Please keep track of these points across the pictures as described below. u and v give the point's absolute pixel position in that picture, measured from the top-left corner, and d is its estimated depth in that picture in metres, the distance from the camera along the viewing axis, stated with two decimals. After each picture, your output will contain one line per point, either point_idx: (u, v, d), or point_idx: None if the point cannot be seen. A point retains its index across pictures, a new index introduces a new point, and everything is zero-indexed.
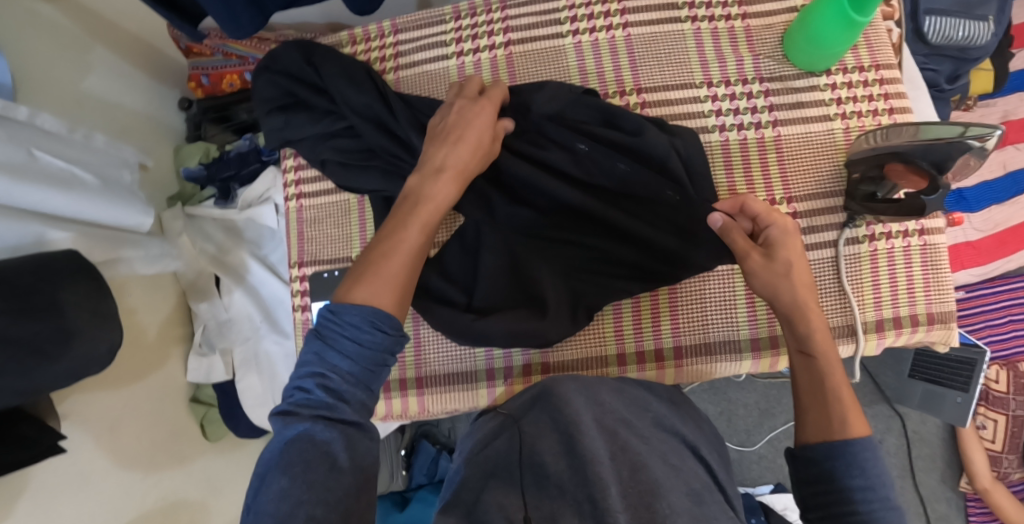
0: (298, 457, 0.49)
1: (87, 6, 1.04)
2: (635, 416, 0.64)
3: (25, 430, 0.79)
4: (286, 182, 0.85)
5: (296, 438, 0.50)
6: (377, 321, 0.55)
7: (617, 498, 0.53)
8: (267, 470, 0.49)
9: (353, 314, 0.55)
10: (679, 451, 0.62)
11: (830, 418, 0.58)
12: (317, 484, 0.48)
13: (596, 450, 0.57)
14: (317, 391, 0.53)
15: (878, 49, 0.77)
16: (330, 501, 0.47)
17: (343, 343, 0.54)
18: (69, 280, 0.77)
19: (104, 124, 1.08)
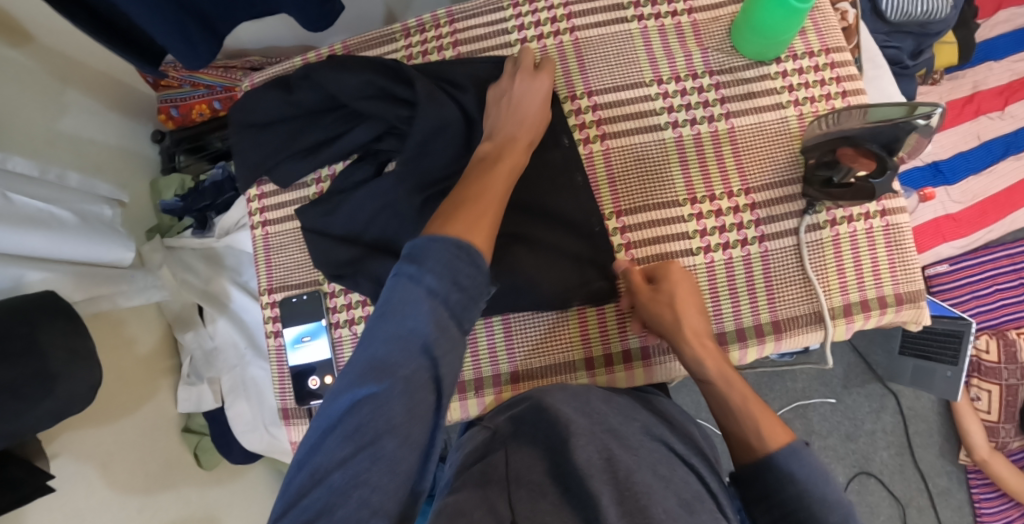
0: (371, 419, 0.46)
1: (55, 48, 1.05)
2: (622, 424, 0.64)
3: (14, 471, 0.79)
4: (251, 213, 0.86)
5: (372, 398, 0.47)
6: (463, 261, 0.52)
7: (611, 506, 0.53)
8: (340, 417, 0.47)
9: (437, 258, 0.51)
10: (668, 459, 0.62)
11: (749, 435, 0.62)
12: (383, 462, 0.45)
13: (586, 458, 0.58)
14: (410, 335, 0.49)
15: (827, 33, 0.77)
16: (392, 485, 0.45)
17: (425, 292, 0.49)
18: (48, 322, 0.78)
19: (79, 162, 1.09)
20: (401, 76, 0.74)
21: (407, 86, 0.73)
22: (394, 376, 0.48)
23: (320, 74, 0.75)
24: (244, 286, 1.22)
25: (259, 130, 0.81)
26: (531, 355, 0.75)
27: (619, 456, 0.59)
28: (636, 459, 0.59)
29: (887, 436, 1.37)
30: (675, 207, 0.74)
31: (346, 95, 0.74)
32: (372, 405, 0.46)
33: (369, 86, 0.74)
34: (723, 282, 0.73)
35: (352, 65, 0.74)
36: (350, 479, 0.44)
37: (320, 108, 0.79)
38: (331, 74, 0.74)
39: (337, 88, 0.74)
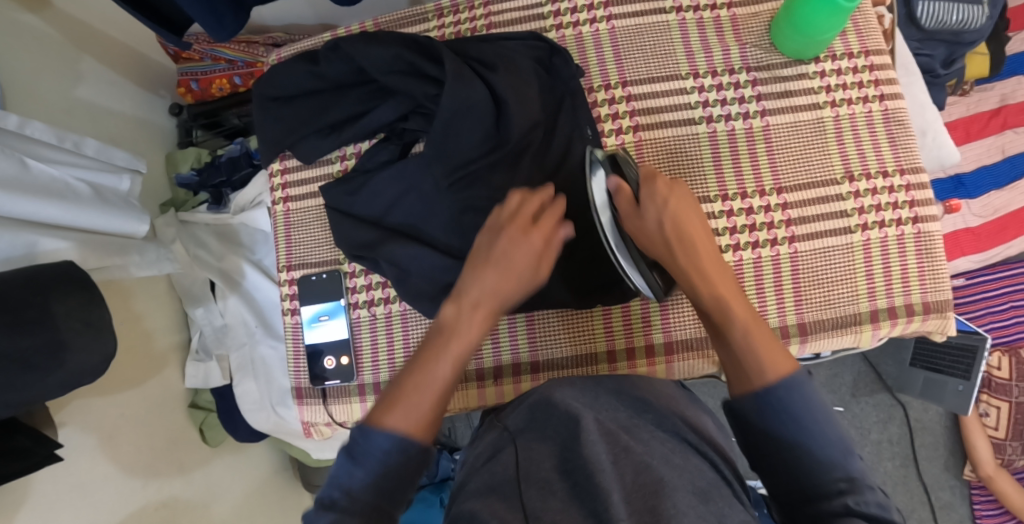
0: None
1: (73, 15, 1.04)
2: (636, 419, 0.64)
3: (22, 440, 0.78)
4: (273, 188, 0.85)
5: None
6: (406, 444, 0.49)
7: (620, 505, 0.51)
8: None
9: (376, 447, 0.48)
10: (682, 449, 0.61)
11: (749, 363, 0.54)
12: None
13: (599, 454, 0.56)
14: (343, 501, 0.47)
15: (868, 35, 0.76)
16: None
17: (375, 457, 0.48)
18: (63, 290, 0.77)
19: (96, 131, 1.08)
20: (430, 52, 0.73)
21: (436, 63, 0.72)
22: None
23: (350, 45, 0.73)
24: (258, 264, 1.21)
25: (283, 104, 0.80)
26: (550, 346, 0.74)
27: (635, 450, 0.58)
28: (649, 454, 0.58)
29: (892, 447, 1.36)
30: (706, 203, 0.73)
31: (375, 69, 0.73)
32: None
33: (400, 60, 0.72)
34: (750, 280, 0.72)
35: (383, 38, 0.73)
36: None
37: (344, 81, 0.78)
38: (361, 48, 0.72)
39: (366, 61, 0.72)
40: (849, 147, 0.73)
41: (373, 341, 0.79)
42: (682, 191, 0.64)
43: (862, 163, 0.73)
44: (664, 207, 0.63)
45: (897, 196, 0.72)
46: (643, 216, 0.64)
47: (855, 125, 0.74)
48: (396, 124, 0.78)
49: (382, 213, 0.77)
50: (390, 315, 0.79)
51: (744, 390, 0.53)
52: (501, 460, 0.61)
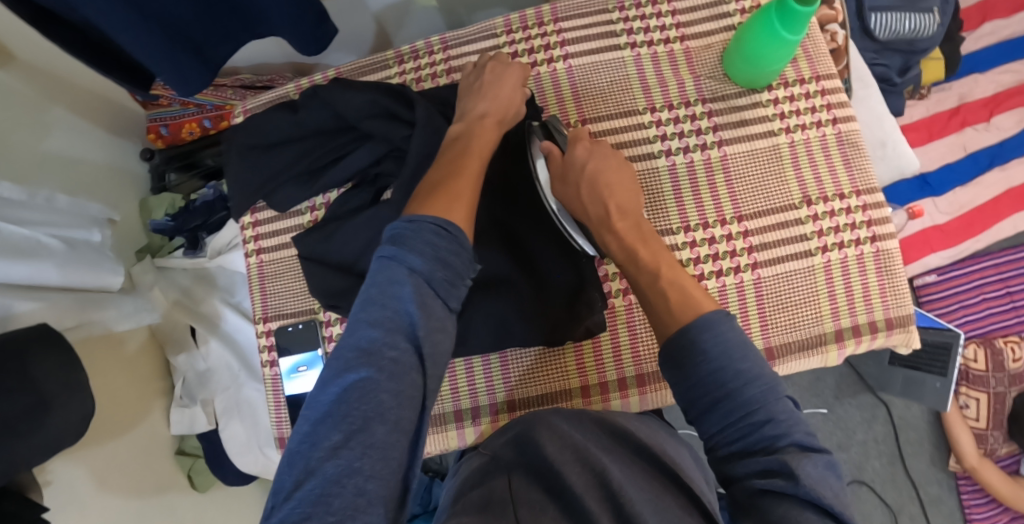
0: (360, 399, 0.44)
1: (39, 68, 1.03)
2: (607, 448, 0.65)
3: (6, 506, 0.78)
4: (245, 240, 0.85)
5: (359, 379, 0.45)
6: (449, 229, 0.53)
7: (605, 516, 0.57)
8: (330, 405, 0.44)
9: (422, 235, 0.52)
10: (659, 478, 0.63)
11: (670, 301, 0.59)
12: (372, 453, 0.43)
13: (580, 484, 0.59)
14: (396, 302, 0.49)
15: (818, 60, 0.78)
16: (382, 473, 0.43)
17: (421, 248, 0.51)
18: (41, 354, 0.77)
19: (66, 182, 1.08)
20: (405, 98, 0.75)
21: (410, 108, 0.74)
22: (382, 360, 0.46)
23: (328, 91, 0.75)
24: (238, 306, 1.21)
25: (261, 151, 0.80)
26: (526, 384, 0.75)
27: (615, 477, 0.60)
28: (630, 484, 0.60)
29: (878, 445, 1.39)
30: (669, 235, 0.74)
31: (353, 115, 0.74)
32: (362, 388, 0.44)
33: (378, 106, 0.74)
34: None
35: (361, 86, 0.75)
36: (342, 471, 0.41)
37: (323, 126, 0.78)
38: (339, 93, 0.74)
39: (344, 106, 0.74)
40: (806, 173, 0.75)
41: None
42: (604, 152, 0.71)
43: (818, 187, 0.75)
44: (583, 173, 0.69)
45: (854, 217, 0.74)
46: (568, 180, 0.69)
47: (810, 150, 0.76)
48: (369, 170, 0.78)
49: (354, 257, 0.76)
50: None
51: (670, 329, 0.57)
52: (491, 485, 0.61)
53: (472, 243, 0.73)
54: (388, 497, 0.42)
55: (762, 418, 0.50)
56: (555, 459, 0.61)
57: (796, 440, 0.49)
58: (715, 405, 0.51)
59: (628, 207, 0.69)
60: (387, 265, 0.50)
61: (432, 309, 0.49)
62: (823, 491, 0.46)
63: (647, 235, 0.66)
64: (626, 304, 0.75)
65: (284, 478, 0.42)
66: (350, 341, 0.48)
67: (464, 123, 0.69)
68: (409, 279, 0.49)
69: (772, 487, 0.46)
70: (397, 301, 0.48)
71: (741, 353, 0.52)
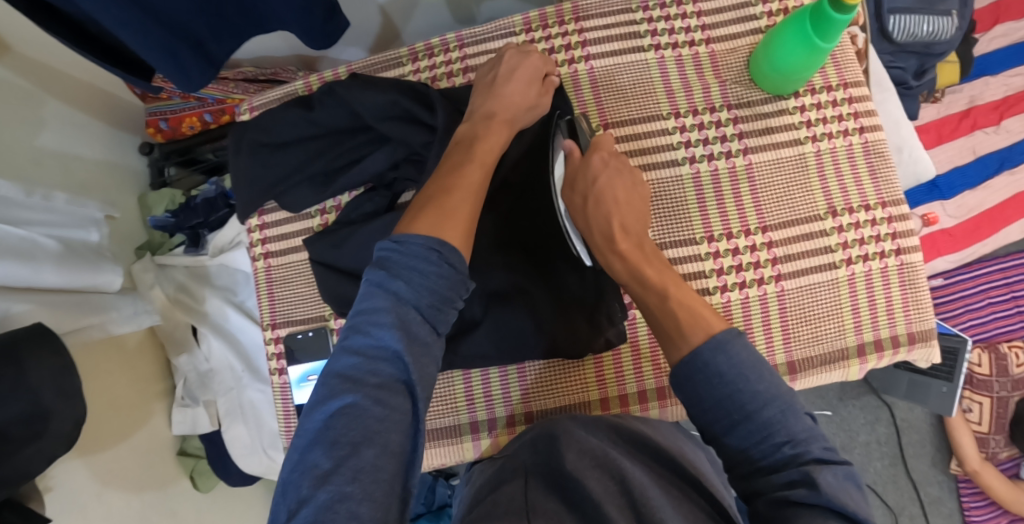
0: (346, 428, 0.43)
1: (34, 59, 0.99)
2: (637, 452, 0.64)
3: (8, 517, 0.76)
4: (252, 243, 0.83)
5: (344, 407, 0.44)
6: (443, 252, 0.50)
7: None
8: (313, 437, 0.43)
9: (410, 260, 0.49)
10: (684, 488, 0.60)
11: (672, 321, 0.56)
12: (363, 476, 0.41)
13: (597, 487, 0.56)
14: (380, 331, 0.46)
15: (845, 67, 0.76)
16: (375, 496, 0.41)
17: (412, 273, 0.48)
18: (39, 361, 0.74)
19: (62, 179, 1.04)
20: (425, 99, 0.71)
21: (432, 111, 0.71)
22: (366, 384, 0.45)
23: (344, 89, 0.71)
24: (239, 306, 1.18)
25: (270, 150, 0.77)
26: (544, 396, 0.74)
27: (634, 478, 0.57)
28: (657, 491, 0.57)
29: (881, 447, 1.39)
30: (692, 245, 0.73)
31: (371, 115, 0.71)
32: (347, 415, 0.43)
33: (395, 107, 0.71)
34: (739, 321, 0.72)
35: (379, 85, 0.71)
36: (334, 497, 0.40)
37: (334, 124, 0.74)
38: (356, 92, 0.71)
39: (363, 107, 0.70)
40: (831, 184, 0.74)
41: None
42: (621, 165, 0.67)
43: (844, 198, 0.73)
44: (593, 184, 0.65)
45: (879, 229, 0.73)
46: (575, 189, 0.66)
47: (836, 159, 0.74)
48: (384, 173, 0.75)
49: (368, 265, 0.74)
50: None
51: (681, 353, 0.53)
52: (504, 493, 0.58)
53: (490, 253, 0.72)
54: (384, 519, 0.41)
55: (782, 437, 0.48)
56: (571, 462, 0.59)
57: (815, 454, 0.47)
58: (733, 426, 0.49)
59: (632, 227, 0.65)
60: (372, 291, 0.47)
61: (416, 336, 0.47)
62: (845, 500, 0.44)
63: (652, 256, 0.62)
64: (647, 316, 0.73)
65: (278, 504, 0.41)
66: (332, 367, 0.47)
67: (470, 125, 0.66)
68: (393, 306, 0.47)
69: (796, 499, 0.45)
70: (381, 329, 0.46)
71: (756, 372, 0.50)
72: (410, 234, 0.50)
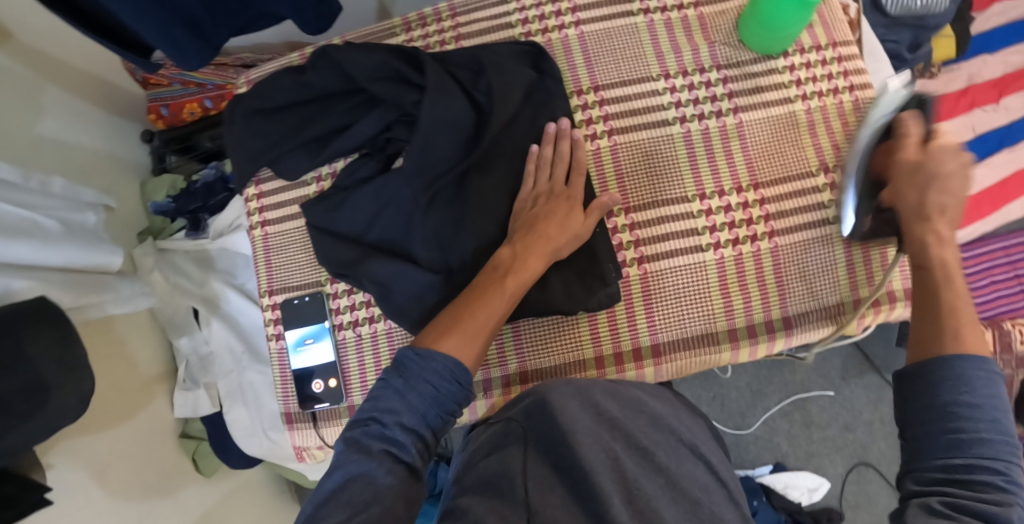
0: (358, 494, 0.49)
1: (33, 46, 1.01)
2: (629, 418, 0.65)
3: (9, 488, 0.77)
4: (249, 211, 0.83)
5: (359, 477, 0.51)
6: (456, 374, 0.57)
7: (621, 508, 0.54)
8: (329, 495, 0.50)
9: (426, 373, 0.56)
10: (674, 453, 0.63)
11: (944, 329, 0.60)
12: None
13: (594, 454, 0.58)
14: (392, 427, 0.54)
15: (834, 27, 0.77)
16: None
17: (426, 382, 0.56)
18: (37, 331, 0.75)
19: (65, 165, 1.06)
20: (416, 61, 0.73)
21: (421, 72, 0.72)
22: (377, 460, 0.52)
23: (338, 51, 0.72)
24: (240, 288, 1.19)
25: (265, 117, 0.78)
26: (539, 354, 0.74)
27: (625, 457, 0.60)
28: (644, 461, 0.60)
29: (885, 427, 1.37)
30: (685, 204, 0.73)
31: (364, 77, 0.72)
32: (361, 481, 0.50)
33: (386, 68, 0.72)
34: (733, 277, 0.72)
35: (370, 47, 0.72)
36: None
37: (327, 89, 0.75)
38: (349, 54, 0.72)
39: (355, 68, 0.71)
40: (822, 140, 0.74)
41: (361, 362, 0.77)
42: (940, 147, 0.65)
43: (835, 155, 0.74)
44: (922, 173, 0.65)
45: None
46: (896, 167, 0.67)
47: (827, 117, 0.75)
48: (378, 136, 0.76)
49: (362, 229, 0.75)
50: (375, 334, 0.76)
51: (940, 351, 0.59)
52: (502, 455, 0.60)
53: (485, 213, 0.72)
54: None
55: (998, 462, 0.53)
56: (574, 429, 0.60)
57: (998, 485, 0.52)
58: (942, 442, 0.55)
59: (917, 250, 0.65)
60: (391, 393, 0.55)
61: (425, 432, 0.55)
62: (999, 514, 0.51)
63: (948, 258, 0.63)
64: (641, 273, 0.73)
65: None
66: (352, 444, 0.54)
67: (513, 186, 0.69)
68: (405, 410, 0.55)
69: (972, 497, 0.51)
70: (395, 424, 0.54)
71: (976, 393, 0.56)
72: (434, 351, 0.57)
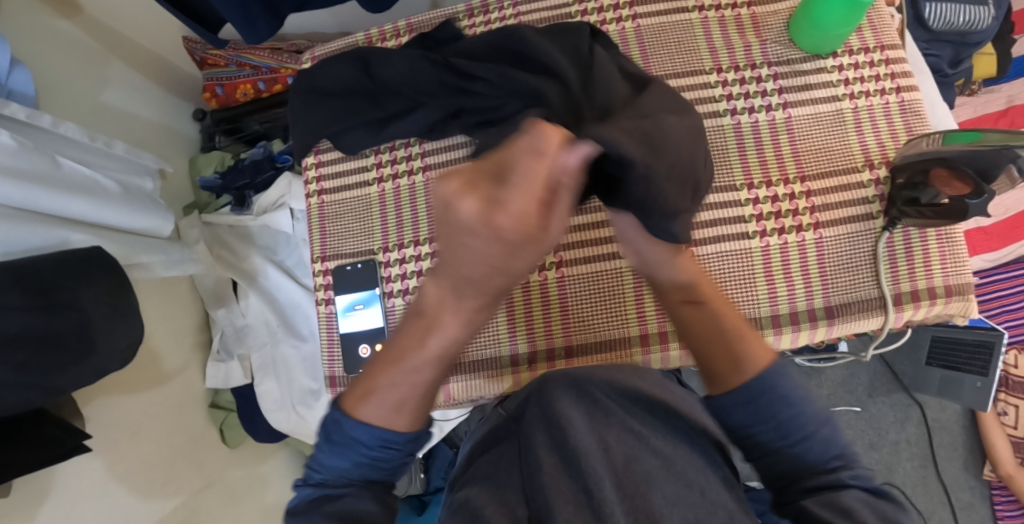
0: None
1: (100, 20, 1.06)
2: (629, 405, 0.61)
3: (52, 430, 0.77)
4: (307, 178, 0.86)
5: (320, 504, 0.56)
6: (387, 441, 0.55)
7: (612, 489, 0.52)
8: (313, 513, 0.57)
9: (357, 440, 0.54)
10: (672, 437, 0.59)
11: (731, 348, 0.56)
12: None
13: (588, 440, 0.55)
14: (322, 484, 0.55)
15: (883, 31, 0.79)
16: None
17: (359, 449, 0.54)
18: (95, 280, 0.77)
19: (122, 134, 1.10)
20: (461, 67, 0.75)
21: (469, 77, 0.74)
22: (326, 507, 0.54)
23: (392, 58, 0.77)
24: (281, 265, 1.22)
25: (323, 98, 0.81)
26: (584, 329, 0.75)
27: (617, 443, 0.56)
28: (639, 444, 0.56)
29: (910, 447, 1.35)
30: (732, 192, 0.75)
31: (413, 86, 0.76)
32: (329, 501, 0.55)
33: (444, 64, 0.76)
34: (777, 266, 0.73)
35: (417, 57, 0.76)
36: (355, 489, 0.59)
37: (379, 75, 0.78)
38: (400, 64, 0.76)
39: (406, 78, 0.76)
40: (869, 139, 0.76)
41: None
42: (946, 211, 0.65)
43: (880, 152, 0.75)
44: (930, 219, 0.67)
45: None
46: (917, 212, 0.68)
47: (874, 116, 0.76)
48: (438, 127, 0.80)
49: None
50: None
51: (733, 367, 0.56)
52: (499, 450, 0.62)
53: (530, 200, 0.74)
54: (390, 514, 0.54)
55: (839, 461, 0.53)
56: (568, 417, 0.57)
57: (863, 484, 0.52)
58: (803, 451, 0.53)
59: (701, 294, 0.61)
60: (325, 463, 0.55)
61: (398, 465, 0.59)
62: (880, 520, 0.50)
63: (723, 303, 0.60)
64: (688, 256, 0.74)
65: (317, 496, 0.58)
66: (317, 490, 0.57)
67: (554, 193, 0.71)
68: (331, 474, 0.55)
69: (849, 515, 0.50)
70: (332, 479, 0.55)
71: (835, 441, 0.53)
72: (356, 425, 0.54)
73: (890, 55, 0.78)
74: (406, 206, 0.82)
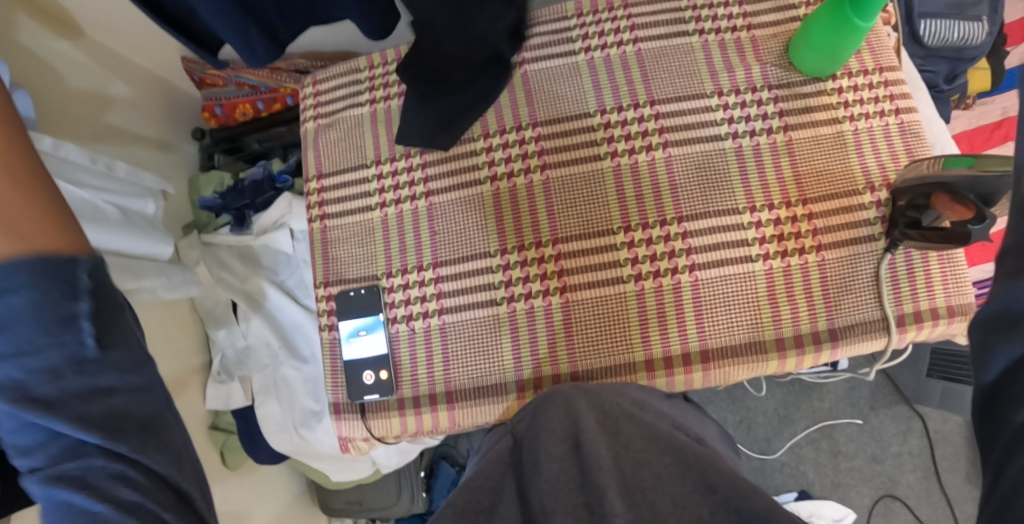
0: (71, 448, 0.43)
1: (103, 42, 1.06)
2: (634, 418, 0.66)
3: None
4: (310, 205, 0.87)
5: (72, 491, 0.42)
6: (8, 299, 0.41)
7: (616, 500, 0.56)
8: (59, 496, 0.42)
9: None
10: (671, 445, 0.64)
11: None
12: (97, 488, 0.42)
13: (598, 455, 0.60)
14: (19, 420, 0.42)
15: (880, 53, 0.80)
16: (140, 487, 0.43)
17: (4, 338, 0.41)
18: None
19: (121, 154, 1.08)
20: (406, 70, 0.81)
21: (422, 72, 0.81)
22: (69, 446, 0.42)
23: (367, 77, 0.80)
24: (281, 285, 1.21)
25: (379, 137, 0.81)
26: (588, 353, 0.75)
27: (626, 452, 0.62)
28: (642, 451, 0.62)
29: (913, 459, 1.32)
30: (734, 215, 0.75)
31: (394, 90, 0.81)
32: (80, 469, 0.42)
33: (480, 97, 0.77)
34: (781, 289, 0.74)
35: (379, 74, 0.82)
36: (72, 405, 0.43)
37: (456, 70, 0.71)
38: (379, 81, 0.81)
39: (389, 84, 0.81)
40: (869, 160, 0.76)
41: (412, 357, 0.79)
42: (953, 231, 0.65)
43: (881, 173, 0.76)
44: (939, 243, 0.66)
45: None
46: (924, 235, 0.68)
47: (873, 138, 0.77)
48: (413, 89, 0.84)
49: None
50: (428, 329, 0.79)
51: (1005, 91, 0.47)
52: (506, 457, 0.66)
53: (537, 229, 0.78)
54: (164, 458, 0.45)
55: None
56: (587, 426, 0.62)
57: None
58: None
59: None
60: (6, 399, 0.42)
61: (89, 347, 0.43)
62: None
63: None
64: (692, 280, 0.74)
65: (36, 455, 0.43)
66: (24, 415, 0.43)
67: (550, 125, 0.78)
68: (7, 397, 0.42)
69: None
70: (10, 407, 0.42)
71: None
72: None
73: (887, 78, 0.78)
74: (409, 231, 0.82)
